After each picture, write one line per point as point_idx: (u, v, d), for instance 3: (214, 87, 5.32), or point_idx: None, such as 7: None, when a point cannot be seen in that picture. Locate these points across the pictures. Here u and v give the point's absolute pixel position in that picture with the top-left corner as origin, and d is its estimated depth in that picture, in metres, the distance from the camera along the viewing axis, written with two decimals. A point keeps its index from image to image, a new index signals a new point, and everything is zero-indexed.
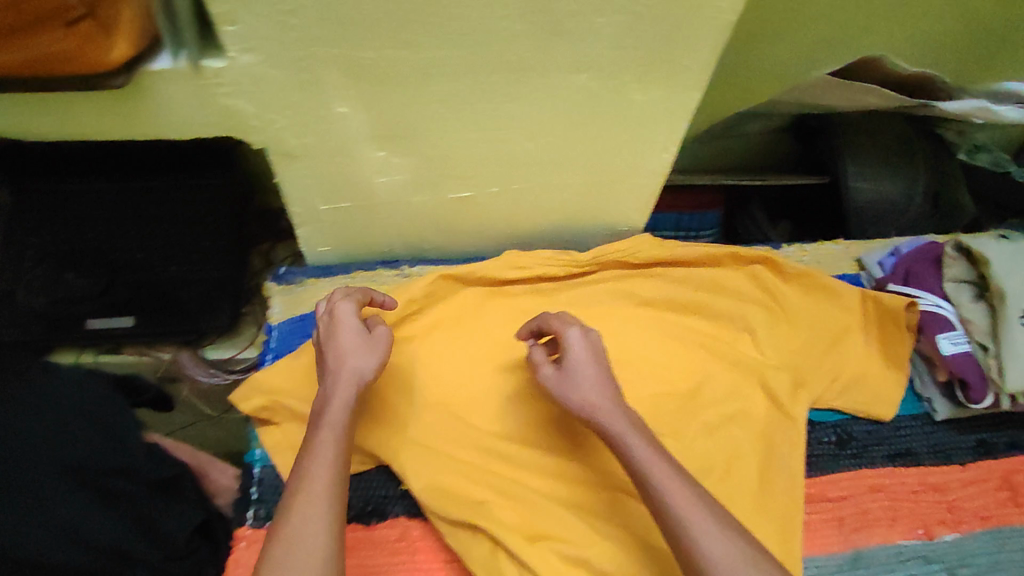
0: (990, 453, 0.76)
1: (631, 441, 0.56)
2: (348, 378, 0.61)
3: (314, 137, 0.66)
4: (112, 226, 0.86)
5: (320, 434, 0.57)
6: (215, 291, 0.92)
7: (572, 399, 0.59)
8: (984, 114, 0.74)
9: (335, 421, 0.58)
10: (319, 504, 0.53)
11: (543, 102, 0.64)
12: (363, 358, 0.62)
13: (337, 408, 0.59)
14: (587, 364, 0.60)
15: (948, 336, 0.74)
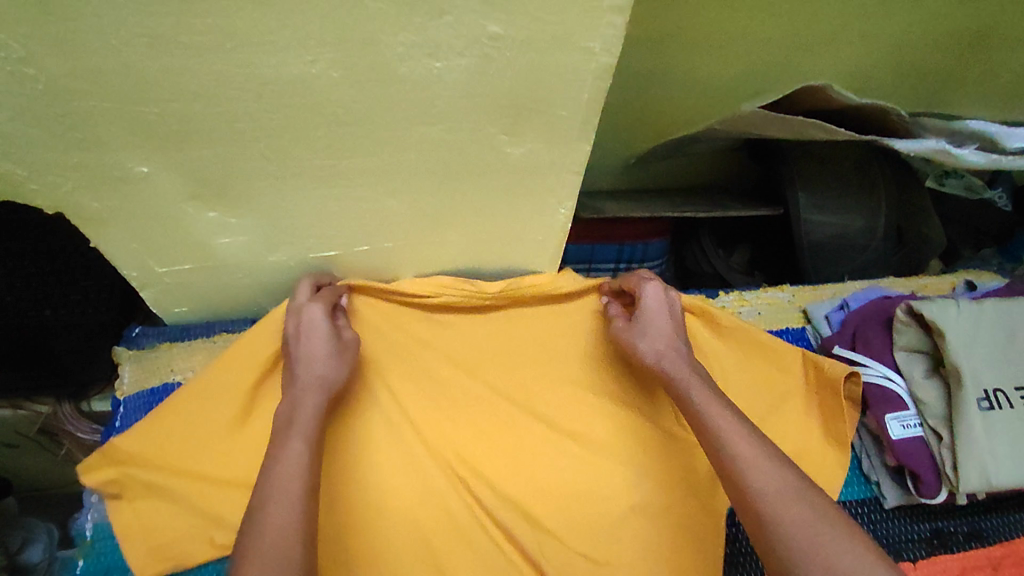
0: (946, 546, 0.65)
1: (692, 388, 0.55)
2: (317, 383, 0.56)
3: (119, 199, 0.54)
4: None
5: (290, 444, 0.50)
6: (96, 339, 0.77)
7: (641, 346, 0.61)
8: (944, 157, 0.62)
9: (304, 422, 0.52)
10: (295, 494, 0.46)
11: (394, 155, 0.52)
12: (336, 365, 0.59)
13: (306, 414, 0.53)
14: (660, 318, 0.62)
15: (898, 416, 0.63)
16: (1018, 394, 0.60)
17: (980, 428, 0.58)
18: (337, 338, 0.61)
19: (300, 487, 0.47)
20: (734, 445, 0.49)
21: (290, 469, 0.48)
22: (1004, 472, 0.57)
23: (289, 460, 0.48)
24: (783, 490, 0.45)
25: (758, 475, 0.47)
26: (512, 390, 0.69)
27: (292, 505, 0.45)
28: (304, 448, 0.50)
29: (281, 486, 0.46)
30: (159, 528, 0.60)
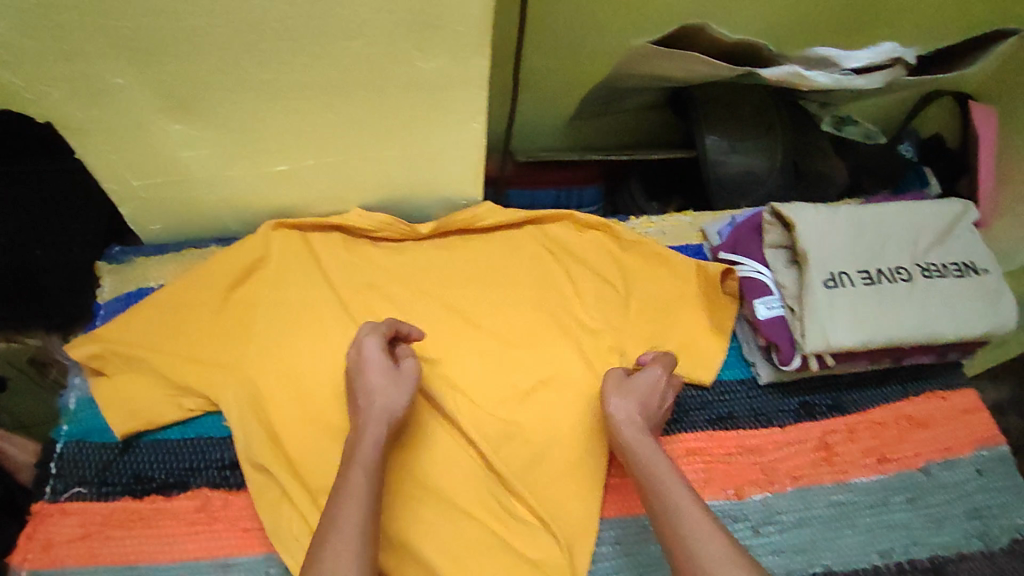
0: (812, 415, 0.76)
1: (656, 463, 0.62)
2: (379, 414, 0.64)
3: (100, 110, 0.65)
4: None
5: (352, 473, 0.58)
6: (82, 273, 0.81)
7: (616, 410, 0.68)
8: (798, 80, 0.73)
9: (366, 457, 0.60)
10: (357, 528, 0.54)
11: (327, 69, 0.63)
12: (392, 396, 0.66)
13: (368, 445, 0.61)
14: (647, 395, 0.69)
15: (764, 301, 0.74)
16: (861, 275, 0.71)
17: (824, 301, 0.69)
18: (388, 372, 0.67)
19: (364, 521, 0.55)
20: (688, 514, 0.57)
21: (357, 508, 0.56)
22: (842, 333, 0.68)
23: (354, 498, 0.56)
24: (722, 557, 0.53)
25: (708, 545, 0.54)
26: (442, 290, 0.81)
27: (354, 536, 0.53)
28: (366, 481, 0.58)
29: (345, 525, 0.54)
30: (136, 399, 0.71)
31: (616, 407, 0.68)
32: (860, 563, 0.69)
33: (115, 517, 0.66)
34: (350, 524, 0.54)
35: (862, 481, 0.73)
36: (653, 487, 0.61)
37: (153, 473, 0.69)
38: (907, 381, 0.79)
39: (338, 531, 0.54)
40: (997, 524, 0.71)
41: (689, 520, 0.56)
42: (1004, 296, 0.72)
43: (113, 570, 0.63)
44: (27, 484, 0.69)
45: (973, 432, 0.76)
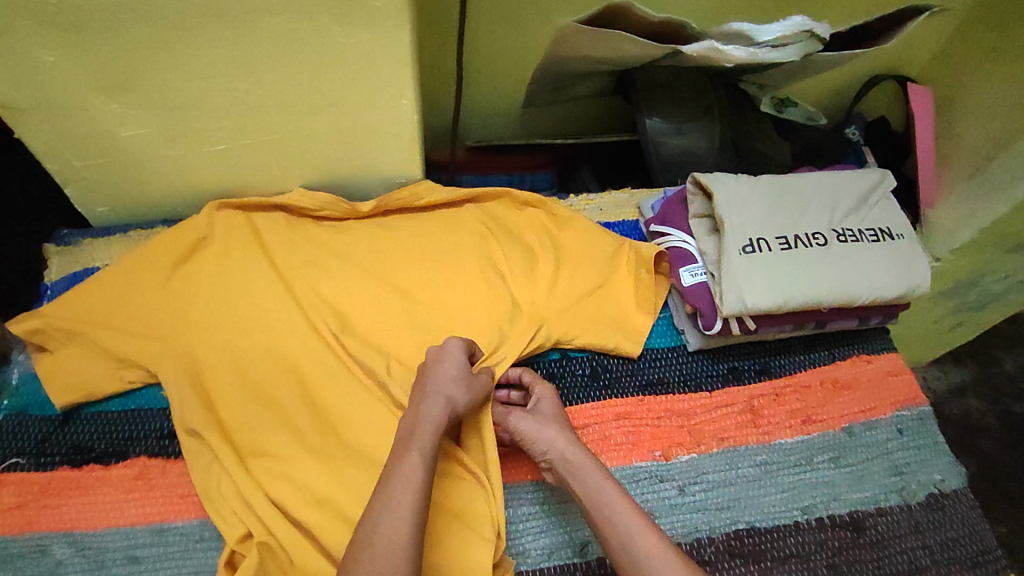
0: (739, 379, 0.78)
1: (592, 485, 0.63)
2: (440, 402, 0.64)
3: (36, 89, 0.67)
4: None
5: (407, 457, 0.59)
6: None
7: (538, 441, 0.66)
8: (715, 54, 0.76)
9: (421, 442, 0.60)
10: (408, 515, 0.55)
11: (251, 45, 0.66)
12: (458, 389, 0.65)
13: (426, 431, 0.61)
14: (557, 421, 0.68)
15: (689, 268, 0.77)
16: (778, 241, 0.73)
17: (740, 266, 0.71)
18: (459, 370, 0.67)
19: (417, 506, 0.56)
20: (635, 538, 0.59)
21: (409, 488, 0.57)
22: (758, 295, 0.71)
23: (408, 483, 0.57)
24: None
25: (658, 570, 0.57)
26: (381, 264, 0.82)
27: (405, 520, 0.54)
28: (423, 467, 0.59)
29: (396, 508, 0.55)
30: (75, 372, 0.72)
31: (544, 440, 0.66)
32: (782, 518, 0.70)
33: (52, 486, 0.67)
34: (404, 510, 0.55)
35: (787, 442, 0.74)
36: (595, 510, 0.62)
37: (92, 443, 0.70)
38: (835, 346, 0.81)
39: (391, 517, 0.54)
40: (915, 480, 0.73)
41: (637, 543, 0.59)
42: (917, 259, 0.76)
43: (48, 537, 0.64)
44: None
45: (896, 393, 0.79)
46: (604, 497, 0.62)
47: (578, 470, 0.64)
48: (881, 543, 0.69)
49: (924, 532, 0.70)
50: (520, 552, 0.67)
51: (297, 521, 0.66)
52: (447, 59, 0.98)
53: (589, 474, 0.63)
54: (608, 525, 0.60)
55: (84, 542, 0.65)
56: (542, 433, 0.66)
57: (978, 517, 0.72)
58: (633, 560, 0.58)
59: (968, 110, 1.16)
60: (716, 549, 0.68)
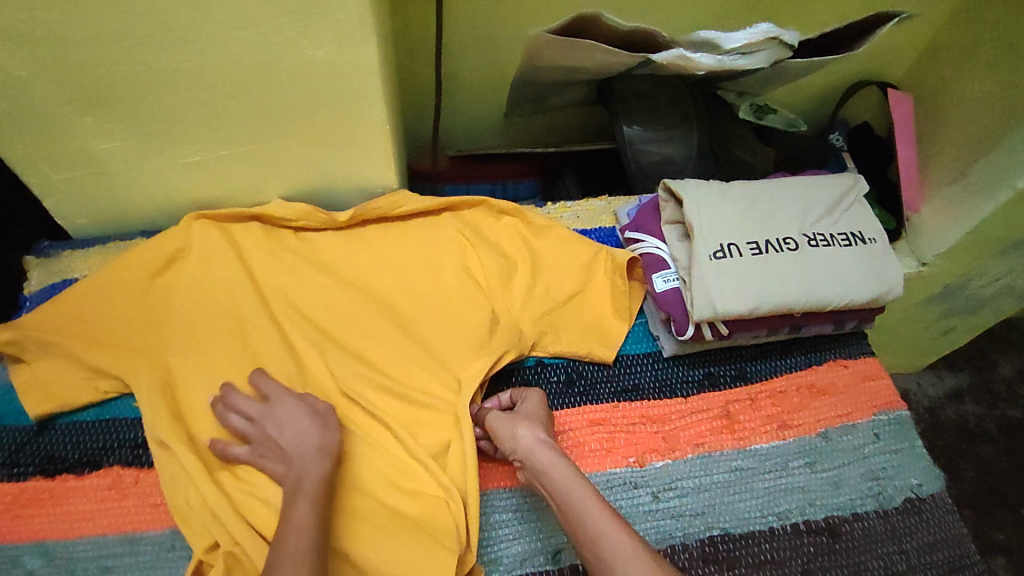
0: (714, 385, 0.78)
1: (566, 482, 0.63)
2: (312, 452, 0.65)
3: (10, 103, 0.68)
4: None
5: (297, 509, 0.61)
6: None
7: (516, 438, 0.67)
8: (683, 62, 0.77)
9: (308, 493, 0.62)
10: (306, 563, 0.57)
11: (221, 58, 0.67)
12: (323, 435, 0.67)
13: (311, 482, 0.63)
14: (536, 422, 0.69)
15: (662, 274, 0.77)
16: (749, 246, 0.74)
17: (710, 271, 0.72)
18: (313, 415, 0.68)
19: (314, 555, 0.58)
20: (608, 536, 0.59)
21: (302, 536, 0.59)
22: (729, 300, 0.71)
23: (300, 533, 0.59)
24: None
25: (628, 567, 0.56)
26: (356, 272, 0.82)
27: (305, 570, 0.56)
28: (313, 515, 0.61)
29: (295, 558, 0.57)
30: (48, 382, 0.72)
31: (521, 438, 0.67)
32: (757, 524, 0.69)
33: (25, 496, 0.66)
34: (302, 558, 0.57)
35: (762, 447, 0.74)
36: (568, 508, 0.62)
37: (66, 453, 0.70)
38: (810, 352, 0.81)
39: (292, 567, 0.56)
40: (892, 485, 0.73)
41: (609, 541, 0.58)
42: (889, 263, 0.76)
43: (19, 547, 0.64)
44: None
45: (873, 397, 0.79)
46: (571, 494, 0.62)
47: (552, 469, 0.64)
48: (856, 549, 0.68)
49: (901, 537, 0.69)
50: (492, 559, 0.67)
51: (267, 531, 0.66)
52: (425, 71, 0.99)
53: (557, 471, 0.64)
54: (579, 521, 0.60)
55: (56, 552, 0.64)
56: (514, 432, 0.68)
57: (956, 522, 0.71)
58: (601, 554, 0.58)
59: (948, 114, 1.16)
60: (690, 556, 0.67)
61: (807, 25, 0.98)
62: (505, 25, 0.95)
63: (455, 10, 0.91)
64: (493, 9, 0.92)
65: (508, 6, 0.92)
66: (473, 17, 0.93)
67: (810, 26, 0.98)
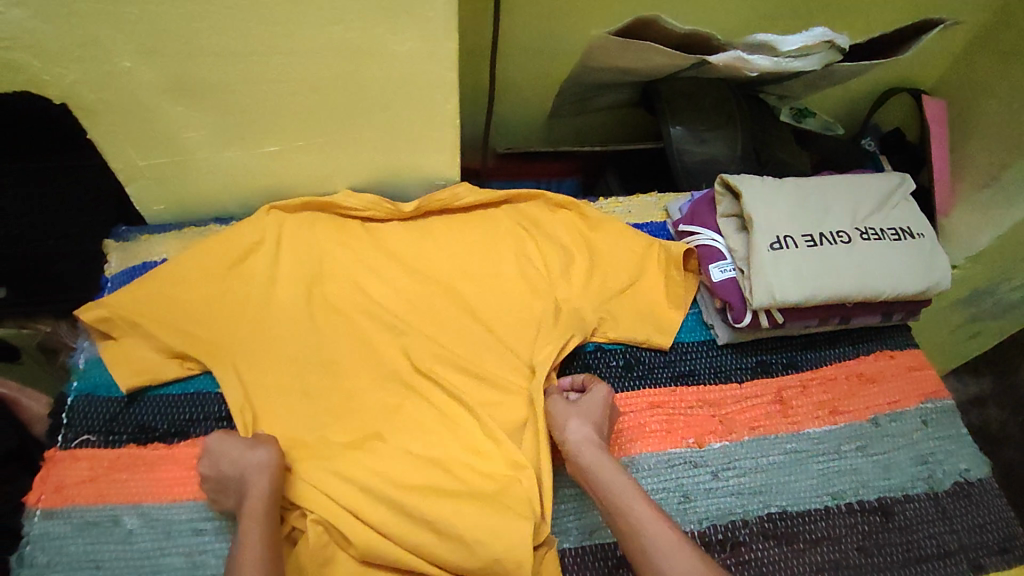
0: (767, 372, 0.81)
1: (612, 479, 0.66)
2: (251, 470, 0.65)
3: (111, 92, 0.72)
4: (18, 202, 1.01)
5: (245, 533, 0.62)
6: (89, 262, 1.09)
7: (566, 432, 0.71)
8: (741, 64, 0.81)
9: (252, 515, 0.63)
10: None
11: (311, 52, 0.71)
12: (258, 451, 0.67)
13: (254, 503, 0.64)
14: (588, 416, 0.72)
15: (718, 265, 0.80)
16: (804, 239, 0.77)
17: (769, 261, 0.75)
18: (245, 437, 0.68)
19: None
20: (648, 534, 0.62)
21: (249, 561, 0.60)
22: (787, 289, 0.74)
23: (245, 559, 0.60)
24: None
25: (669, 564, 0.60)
26: (421, 260, 0.86)
27: None
28: (259, 537, 0.62)
29: None
30: (136, 358, 0.76)
31: (572, 432, 0.70)
32: (813, 503, 0.73)
33: (121, 461, 0.70)
34: None
35: (815, 431, 0.77)
36: (609, 504, 0.65)
37: (156, 423, 0.74)
38: (858, 342, 0.84)
39: None
40: (941, 469, 0.76)
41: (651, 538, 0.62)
42: (937, 256, 0.79)
43: (118, 509, 0.68)
44: (38, 435, 0.76)
45: (920, 386, 0.82)
46: (615, 488, 0.66)
47: (598, 466, 0.67)
48: (908, 528, 0.72)
49: (952, 518, 0.72)
50: (562, 530, 0.72)
51: (349, 498, 0.69)
52: (479, 71, 1.03)
53: (603, 465, 0.67)
54: (621, 518, 0.64)
55: (152, 515, 0.68)
56: (565, 423, 0.72)
57: (1004, 505, 0.74)
58: (641, 550, 0.62)
59: (982, 119, 1.20)
60: (750, 530, 0.70)
61: (851, 30, 1.02)
62: (560, 28, 0.99)
63: (514, 12, 0.95)
64: (551, 11, 0.96)
65: (565, 9, 0.96)
66: (531, 20, 0.97)
67: (851, 32, 1.02)
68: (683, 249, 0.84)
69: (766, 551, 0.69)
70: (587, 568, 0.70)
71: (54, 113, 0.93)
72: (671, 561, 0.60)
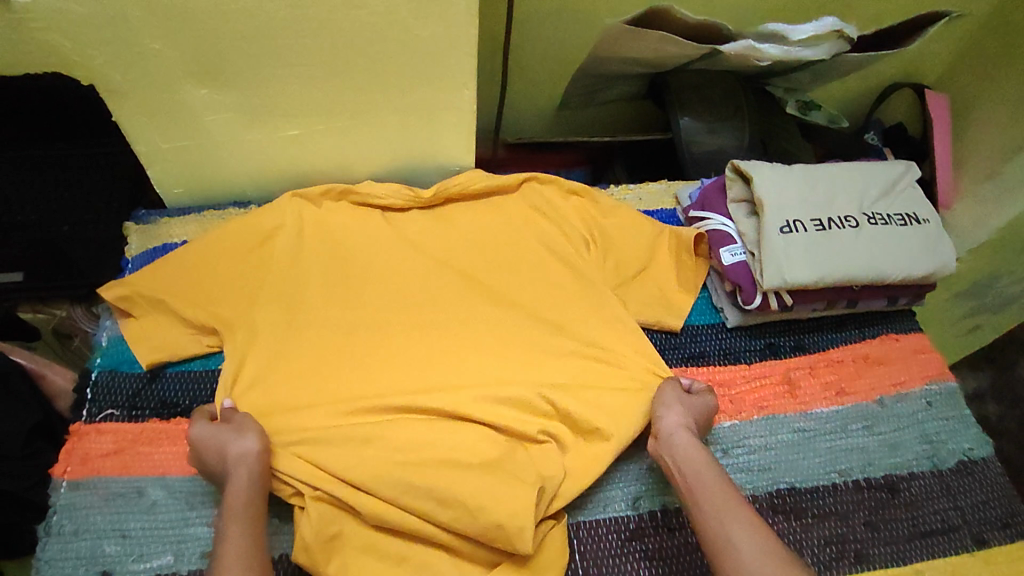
0: (776, 354, 0.83)
1: (707, 472, 0.67)
2: (234, 463, 0.66)
3: (137, 74, 0.73)
4: (40, 186, 1.03)
5: (228, 529, 0.62)
6: (102, 248, 1.09)
7: (672, 419, 0.72)
8: (752, 53, 0.83)
9: (236, 511, 0.63)
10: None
11: (334, 36, 0.72)
12: (241, 442, 0.67)
13: (238, 499, 0.64)
14: (691, 413, 0.73)
15: (728, 249, 0.82)
16: (813, 222, 0.79)
17: (779, 243, 0.77)
18: (229, 429, 0.68)
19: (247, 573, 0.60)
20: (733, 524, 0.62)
21: (233, 557, 0.60)
22: (796, 271, 0.76)
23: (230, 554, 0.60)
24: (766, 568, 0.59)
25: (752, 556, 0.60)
26: (437, 243, 0.87)
27: None
28: (242, 533, 0.62)
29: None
30: (158, 337, 0.77)
31: (676, 422, 0.72)
32: (821, 480, 0.74)
33: (144, 435, 0.72)
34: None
35: (822, 411, 0.79)
36: (699, 493, 0.66)
37: (178, 398, 0.75)
38: (864, 326, 0.86)
39: None
40: (945, 448, 0.78)
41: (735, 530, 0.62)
42: (942, 241, 0.81)
43: (142, 481, 0.69)
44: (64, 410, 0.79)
45: (924, 369, 0.83)
46: (706, 479, 0.67)
47: (697, 457, 0.69)
48: (914, 505, 0.73)
49: (956, 496, 0.74)
50: (575, 504, 0.73)
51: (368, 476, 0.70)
52: (492, 61, 1.05)
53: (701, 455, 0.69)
54: (708, 507, 0.65)
55: (175, 486, 0.69)
56: (672, 413, 0.73)
57: (1006, 484, 0.76)
58: (723, 539, 0.62)
59: (986, 113, 1.22)
60: (760, 506, 0.72)
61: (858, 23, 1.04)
62: (573, 19, 1.01)
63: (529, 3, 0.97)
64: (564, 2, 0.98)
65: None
66: (545, 10, 0.99)
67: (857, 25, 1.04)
68: (693, 235, 0.85)
69: (775, 525, 0.71)
70: (601, 541, 0.71)
71: (80, 94, 0.96)
72: (754, 552, 0.60)
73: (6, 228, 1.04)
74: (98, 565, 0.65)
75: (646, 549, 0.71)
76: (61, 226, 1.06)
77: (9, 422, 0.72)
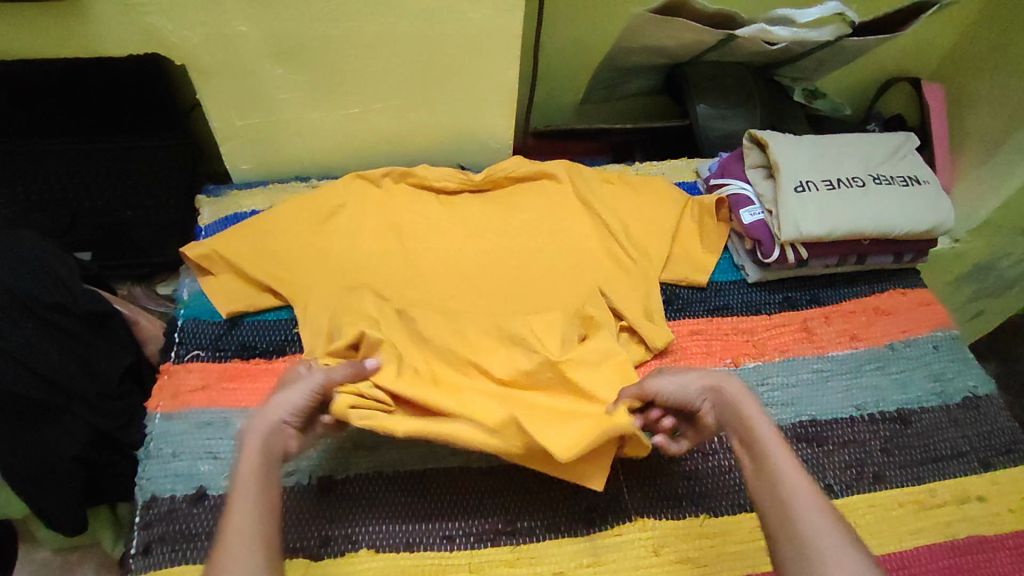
0: (794, 306, 0.91)
1: (756, 420, 0.66)
2: (263, 426, 0.64)
3: (223, 55, 0.83)
4: (110, 174, 1.06)
5: (235, 497, 0.59)
6: (163, 232, 1.12)
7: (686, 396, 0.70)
8: (766, 35, 1.00)
9: (243, 474, 0.60)
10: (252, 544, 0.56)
11: (396, 19, 0.82)
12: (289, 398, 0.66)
13: (247, 465, 0.61)
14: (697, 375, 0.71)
15: (748, 210, 0.91)
16: (824, 182, 0.88)
17: (794, 200, 0.86)
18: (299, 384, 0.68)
19: (249, 534, 0.56)
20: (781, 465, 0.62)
21: (242, 518, 0.57)
22: (812, 224, 0.85)
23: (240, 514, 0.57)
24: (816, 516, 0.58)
25: (800, 503, 0.59)
26: (482, 210, 0.94)
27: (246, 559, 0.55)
28: (250, 507, 0.58)
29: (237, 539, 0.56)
30: (233, 292, 0.85)
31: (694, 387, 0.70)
32: (841, 413, 0.82)
33: (228, 373, 0.80)
34: (237, 544, 0.56)
35: (838, 353, 0.86)
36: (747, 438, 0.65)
37: (256, 342, 0.83)
38: (873, 282, 0.94)
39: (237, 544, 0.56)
40: (952, 385, 0.85)
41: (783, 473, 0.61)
42: (941, 200, 0.90)
43: (229, 412, 0.77)
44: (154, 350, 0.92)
45: (930, 318, 0.91)
46: (755, 425, 0.65)
47: (741, 407, 0.67)
48: (925, 434, 0.81)
49: (963, 426, 0.82)
50: None
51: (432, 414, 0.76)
52: (524, 52, 1.15)
53: (747, 401, 0.67)
54: (754, 453, 0.64)
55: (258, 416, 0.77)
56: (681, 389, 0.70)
57: (1008, 417, 0.84)
58: (773, 485, 0.61)
59: (980, 101, 1.31)
60: (785, 435, 0.79)
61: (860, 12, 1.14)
62: (600, 14, 1.12)
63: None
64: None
65: None
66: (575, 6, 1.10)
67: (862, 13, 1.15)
68: (715, 199, 0.93)
69: (801, 451, 0.78)
70: (641, 464, 0.78)
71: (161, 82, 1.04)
72: (799, 500, 0.59)
73: (75, 213, 1.08)
74: (195, 481, 0.73)
75: (683, 470, 0.78)
76: (125, 210, 1.10)
77: (110, 362, 0.81)
